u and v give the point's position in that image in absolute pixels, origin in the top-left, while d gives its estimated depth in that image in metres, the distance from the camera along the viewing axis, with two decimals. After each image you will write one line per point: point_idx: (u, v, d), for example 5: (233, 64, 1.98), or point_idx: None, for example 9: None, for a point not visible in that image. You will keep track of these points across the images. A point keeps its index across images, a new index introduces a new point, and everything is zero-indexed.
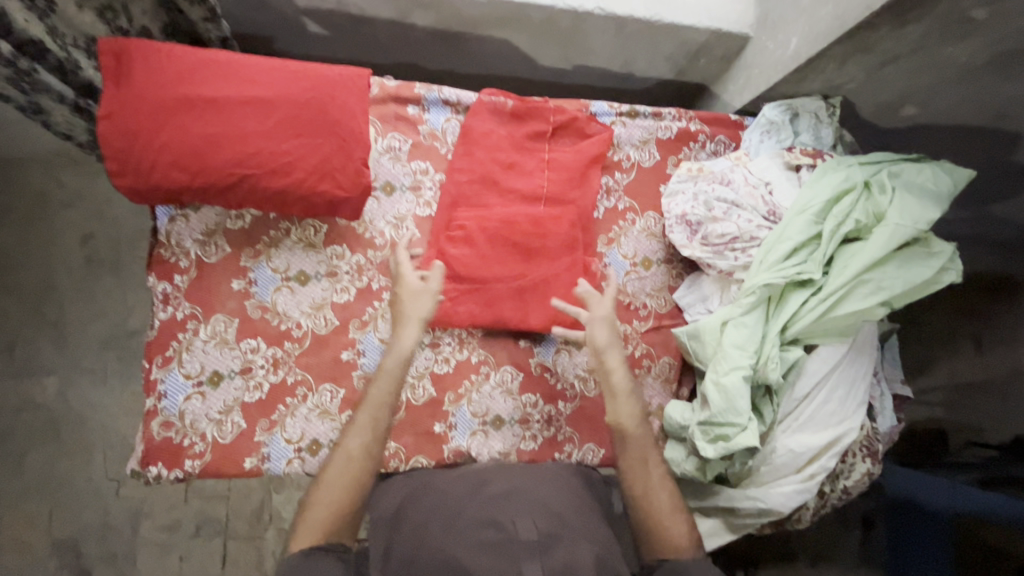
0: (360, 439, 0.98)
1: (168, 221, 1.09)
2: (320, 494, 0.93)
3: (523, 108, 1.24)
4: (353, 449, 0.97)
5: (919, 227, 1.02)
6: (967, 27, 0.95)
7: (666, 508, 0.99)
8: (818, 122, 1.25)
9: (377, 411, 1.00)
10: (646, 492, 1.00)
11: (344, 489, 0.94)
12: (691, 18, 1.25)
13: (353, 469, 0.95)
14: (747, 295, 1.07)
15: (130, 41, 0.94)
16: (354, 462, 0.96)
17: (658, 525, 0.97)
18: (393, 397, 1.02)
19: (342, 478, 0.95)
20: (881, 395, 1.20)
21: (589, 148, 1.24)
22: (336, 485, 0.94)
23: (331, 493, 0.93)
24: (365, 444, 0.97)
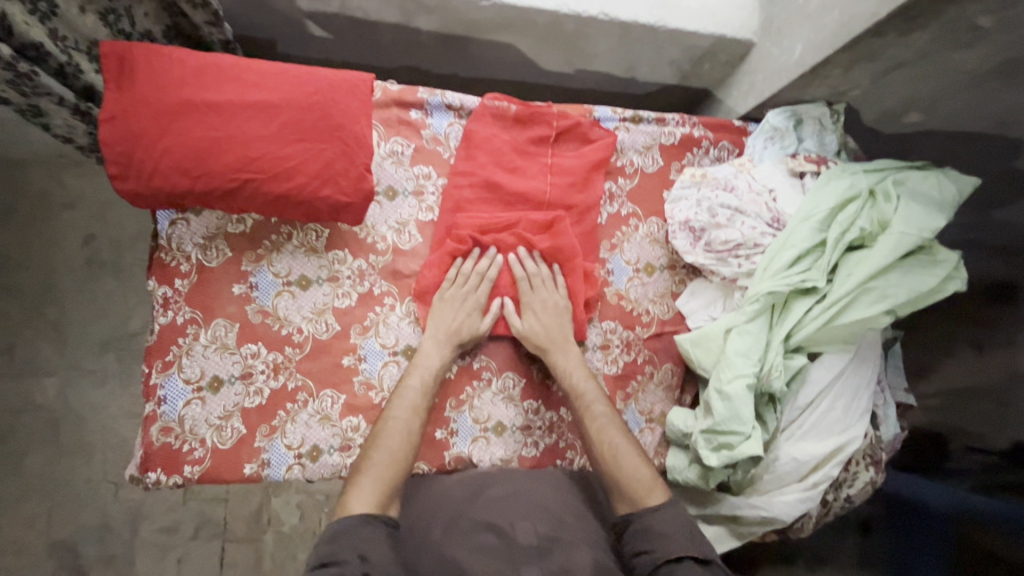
0: (410, 407, 1.03)
1: (168, 225, 1.08)
2: (375, 457, 0.96)
3: (526, 112, 1.23)
4: (405, 418, 1.01)
5: (925, 235, 1.01)
6: (975, 34, 0.94)
7: (625, 458, 1.01)
8: (822, 129, 1.25)
9: (424, 387, 1.06)
10: (608, 446, 1.03)
11: (398, 456, 0.97)
12: (695, 24, 1.25)
13: (406, 438, 0.99)
14: (751, 302, 1.07)
15: (132, 45, 0.93)
16: (406, 430, 1.00)
17: (628, 481, 0.99)
18: (435, 373, 1.07)
19: (400, 446, 0.98)
20: (884, 404, 1.19)
21: (593, 153, 1.24)
22: (395, 453, 0.97)
23: (385, 458, 0.96)
24: (415, 415, 1.02)
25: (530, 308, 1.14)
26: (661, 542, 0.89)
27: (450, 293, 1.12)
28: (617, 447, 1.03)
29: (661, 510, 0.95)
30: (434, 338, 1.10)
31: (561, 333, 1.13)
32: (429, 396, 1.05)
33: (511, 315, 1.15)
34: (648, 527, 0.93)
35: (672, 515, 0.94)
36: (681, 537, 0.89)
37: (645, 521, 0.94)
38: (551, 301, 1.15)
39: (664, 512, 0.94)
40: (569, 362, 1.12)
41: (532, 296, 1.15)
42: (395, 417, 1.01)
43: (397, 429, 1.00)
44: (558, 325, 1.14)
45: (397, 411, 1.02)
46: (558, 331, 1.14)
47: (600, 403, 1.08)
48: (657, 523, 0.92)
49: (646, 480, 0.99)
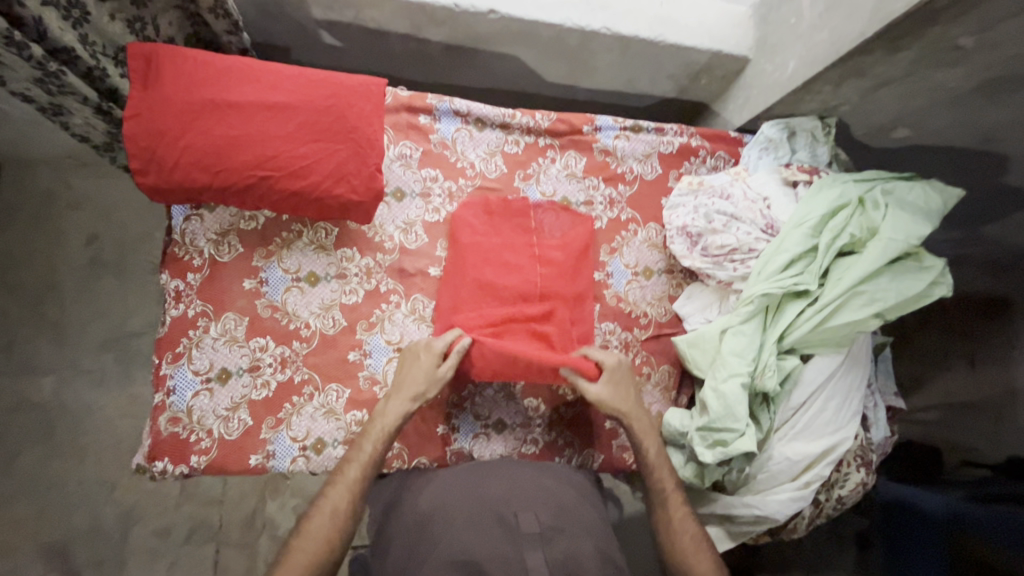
0: (345, 487, 1.00)
1: (183, 219, 1.11)
2: (297, 542, 0.96)
3: (501, 206, 1.23)
4: (336, 500, 0.99)
5: (912, 242, 1.05)
6: (955, 54, 1.00)
7: (695, 548, 1.05)
8: (814, 141, 1.30)
9: (371, 459, 1.02)
10: (684, 535, 1.06)
11: (332, 533, 0.97)
12: (693, 39, 1.31)
13: (335, 513, 0.99)
14: (745, 304, 1.11)
15: (159, 46, 0.98)
16: (334, 512, 0.99)
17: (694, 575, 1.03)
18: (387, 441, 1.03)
19: (321, 528, 0.97)
20: (875, 406, 1.22)
21: (577, 239, 1.24)
22: (315, 536, 0.97)
23: (311, 543, 0.96)
24: (357, 487, 1.01)
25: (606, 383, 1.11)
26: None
27: (414, 349, 1.09)
28: (695, 538, 1.06)
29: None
30: (393, 400, 1.06)
31: (630, 409, 1.11)
32: (367, 471, 1.01)
33: (584, 383, 1.10)
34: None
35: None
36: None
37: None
38: (622, 381, 1.12)
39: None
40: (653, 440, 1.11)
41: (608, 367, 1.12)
42: (330, 500, 0.99)
43: (325, 515, 0.98)
44: (625, 399, 1.11)
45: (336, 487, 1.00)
46: (630, 404, 1.11)
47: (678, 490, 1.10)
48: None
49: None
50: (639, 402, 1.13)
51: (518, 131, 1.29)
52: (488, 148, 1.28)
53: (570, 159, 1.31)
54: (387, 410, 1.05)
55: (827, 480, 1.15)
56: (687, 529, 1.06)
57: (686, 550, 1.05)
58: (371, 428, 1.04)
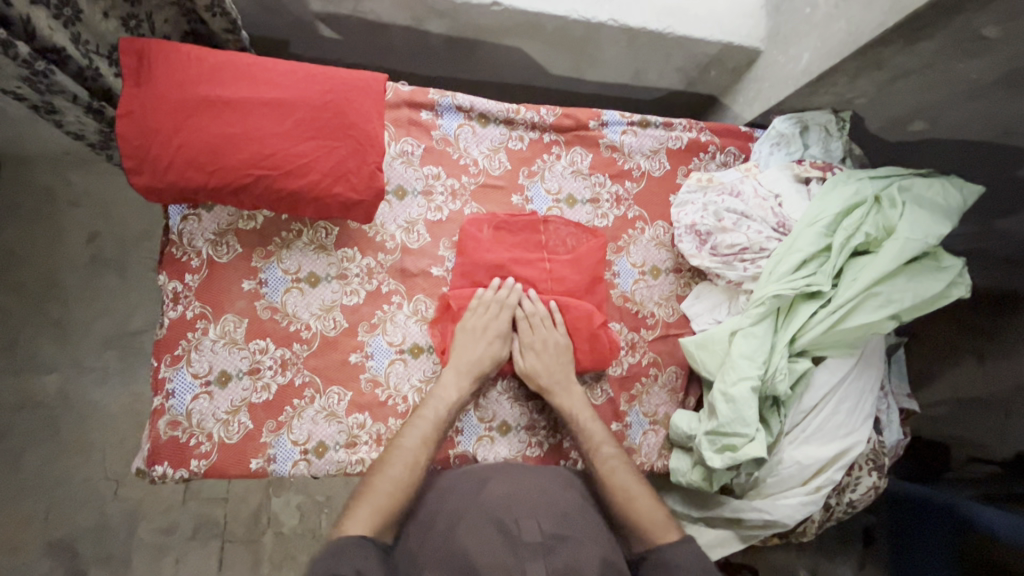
0: (411, 450, 1.01)
1: (180, 220, 1.09)
2: (377, 485, 0.95)
3: (512, 220, 1.19)
4: (412, 450, 1.00)
5: (929, 241, 1.02)
6: (980, 44, 0.96)
7: (637, 494, 1.00)
8: (827, 135, 1.26)
9: (438, 420, 1.05)
10: (618, 482, 1.01)
11: (402, 484, 0.96)
12: (702, 31, 1.27)
13: (411, 466, 0.99)
14: (756, 305, 1.08)
15: (153, 42, 0.95)
16: (411, 462, 0.99)
17: (643, 521, 0.96)
18: (450, 408, 1.07)
19: (403, 478, 0.97)
20: (888, 409, 1.19)
21: (588, 257, 1.20)
22: (397, 483, 0.96)
23: (387, 487, 0.95)
24: (424, 444, 1.02)
25: (530, 348, 1.13)
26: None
27: (471, 324, 1.12)
28: (630, 486, 1.01)
29: (677, 545, 0.91)
30: (457, 372, 1.09)
31: (563, 373, 1.13)
32: (440, 430, 1.04)
33: (515, 355, 1.14)
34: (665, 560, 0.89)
35: (686, 551, 0.90)
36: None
37: (659, 554, 0.90)
38: (552, 345, 1.14)
39: (682, 548, 0.90)
40: (574, 399, 1.12)
41: (533, 336, 1.13)
42: (403, 447, 1.01)
43: (401, 460, 0.99)
44: (559, 365, 1.13)
45: (401, 444, 1.01)
46: (559, 372, 1.13)
47: (608, 442, 1.07)
48: (675, 554, 0.89)
49: (660, 522, 0.96)
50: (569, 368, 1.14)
51: (522, 127, 1.26)
52: (493, 144, 1.25)
53: (576, 155, 1.28)
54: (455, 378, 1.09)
55: (839, 484, 1.13)
56: (617, 477, 1.02)
57: (619, 497, 1.00)
58: (433, 397, 1.07)
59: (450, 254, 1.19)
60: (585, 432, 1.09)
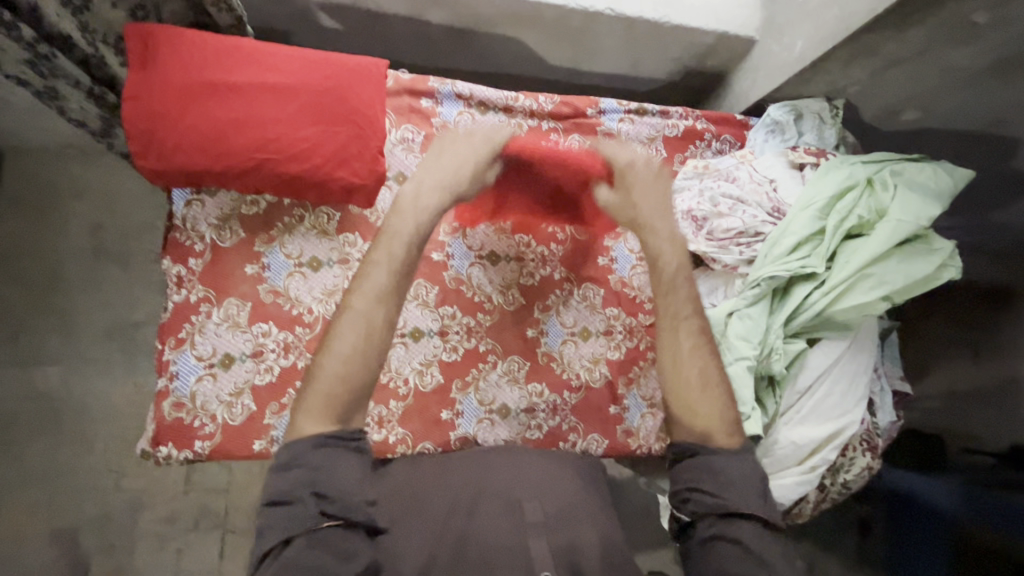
0: (365, 302, 0.87)
1: (184, 205, 1.10)
2: (324, 365, 0.82)
3: None
4: (364, 312, 0.86)
5: (921, 223, 1.04)
6: (972, 30, 0.99)
7: (712, 384, 0.98)
8: (821, 123, 1.28)
9: (393, 268, 0.90)
10: (695, 364, 1.00)
11: (354, 362, 0.84)
12: (699, 20, 1.29)
13: (365, 338, 0.85)
14: (751, 287, 1.10)
15: (159, 28, 0.96)
16: (364, 321, 0.86)
17: (707, 418, 0.96)
18: (414, 241, 0.93)
19: (354, 348, 0.84)
20: (882, 391, 1.21)
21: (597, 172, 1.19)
22: (348, 359, 0.83)
23: (338, 367, 0.82)
24: (380, 305, 0.87)
25: (628, 183, 1.08)
26: (733, 493, 0.88)
27: (454, 145, 1.01)
28: (707, 372, 0.99)
29: (736, 455, 0.92)
30: (427, 193, 0.97)
31: (660, 203, 1.08)
32: (397, 276, 0.89)
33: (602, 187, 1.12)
34: (715, 468, 0.90)
35: (743, 464, 0.91)
36: (754, 498, 0.88)
37: (709, 459, 0.91)
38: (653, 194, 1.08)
39: (734, 461, 0.91)
40: (674, 255, 1.07)
41: (630, 176, 1.08)
42: (354, 308, 0.86)
43: (352, 325, 0.85)
44: (658, 200, 1.08)
45: (352, 312, 0.86)
46: (657, 208, 1.08)
47: (695, 316, 1.03)
48: (734, 471, 0.90)
49: (727, 423, 0.95)
50: (665, 197, 1.08)
51: (521, 114, 1.28)
52: None
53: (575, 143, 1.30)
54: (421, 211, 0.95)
55: (833, 464, 1.15)
56: (684, 375, 0.99)
57: (694, 383, 0.98)
58: (386, 245, 0.91)
59: (450, 240, 1.21)
60: (673, 293, 1.04)
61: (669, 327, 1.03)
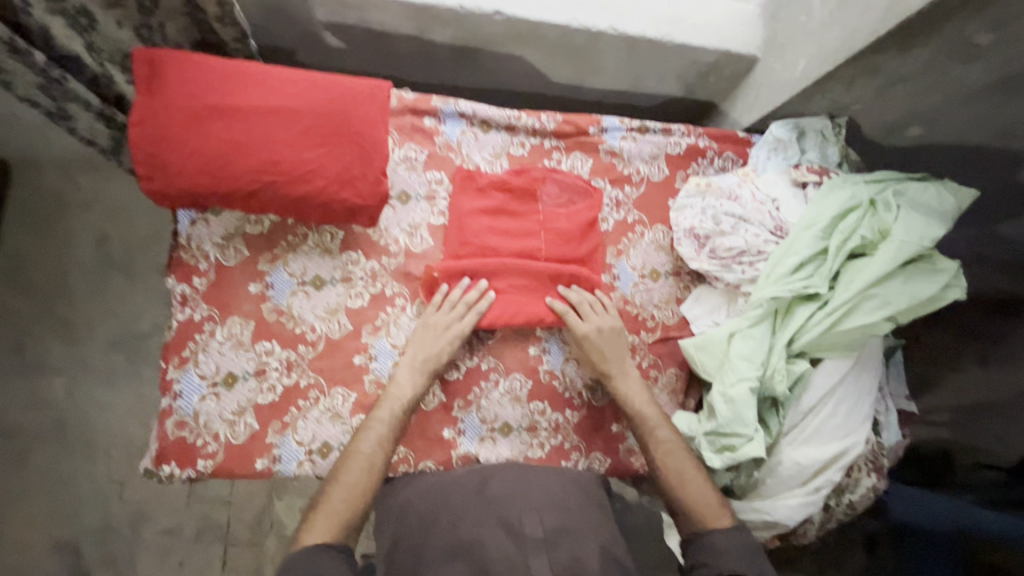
0: (375, 441, 1.02)
1: (189, 225, 1.12)
2: (333, 492, 0.97)
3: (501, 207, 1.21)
4: (369, 452, 1.01)
5: (925, 244, 1.04)
6: (974, 50, 0.98)
7: (691, 483, 1.04)
8: (824, 141, 1.29)
9: (393, 420, 1.05)
10: (672, 469, 1.06)
11: (359, 491, 0.97)
12: (701, 39, 1.30)
13: (367, 469, 0.99)
14: (754, 307, 1.09)
15: (166, 51, 0.98)
16: (369, 464, 1.00)
17: (696, 508, 1.02)
18: (405, 406, 1.06)
19: (359, 479, 0.98)
20: (887, 410, 1.21)
21: (583, 213, 1.24)
22: (353, 488, 0.97)
23: (344, 494, 0.96)
24: (381, 447, 1.02)
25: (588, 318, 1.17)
26: (721, 559, 0.95)
27: (434, 320, 1.12)
28: (684, 470, 1.05)
29: (730, 534, 0.98)
30: (413, 368, 1.09)
31: (616, 353, 1.16)
32: (395, 427, 1.04)
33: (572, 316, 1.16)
34: (711, 545, 0.98)
35: (737, 540, 0.97)
36: (739, 559, 0.94)
37: (709, 540, 0.98)
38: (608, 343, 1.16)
39: (732, 538, 0.98)
40: (636, 390, 1.14)
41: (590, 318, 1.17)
42: (361, 451, 1.01)
43: (359, 463, 0.99)
44: (612, 344, 1.16)
45: (358, 454, 1.00)
46: (614, 350, 1.16)
47: (663, 425, 1.10)
48: (722, 542, 0.97)
49: (714, 506, 1.02)
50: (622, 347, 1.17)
51: (523, 133, 1.29)
52: (495, 149, 1.27)
53: (576, 161, 1.30)
54: (411, 367, 1.09)
55: (837, 485, 1.13)
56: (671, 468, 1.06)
57: (673, 480, 1.05)
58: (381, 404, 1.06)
59: None
60: (639, 418, 1.12)
61: (646, 436, 1.10)
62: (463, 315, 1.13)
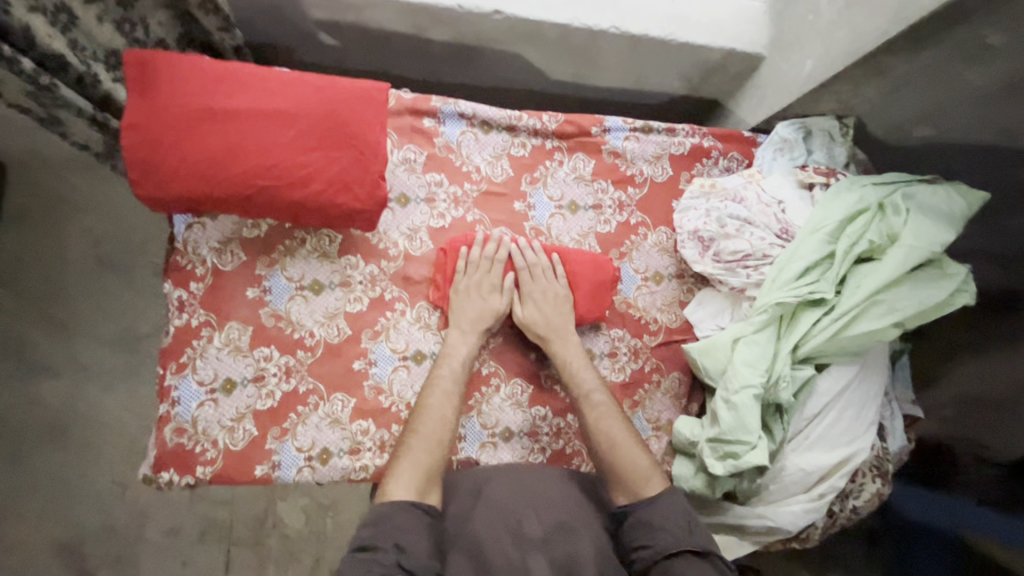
0: (444, 394, 1.05)
1: (185, 228, 1.10)
2: (415, 443, 0.98)
3: (509, 218, 1.23)
4: (437, 405, 1.03)
5: (934, 249, 1.02)
6: (985, 53, 0.96)
7: (629, 445, 1.03)
8: (831, 141, 1.25)
9: (455, 376, 1.08)
10: (612, 434, 1.05)
11: (434, 440, 0.99)
12: (705, 37, 1.27)
13: (440, 421, 1.01)
14: (759, 313, 1.08)
15: (158, 53, 0.96)
16: (440, 416, 1.02)
17: (631, 476, 1.00)
18: (464, 362, 1.10)
19: (434, 430, 1.00)
20: (892, 415, 1.19)
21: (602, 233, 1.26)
22: (430, 437, 0.99)
23: (422, 444, 0.98)
24: (448, 400, 1.05)
25: (527, 296, 1.16)
26: (660, 537, 0.91)
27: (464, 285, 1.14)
28: (614, 435, 1.04)
29: (664, 502, 0.96)
30: (464, 330, 1.12)
31: (562, 321, 1.16)
32: (460, 382, 1.08)
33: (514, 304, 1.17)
34: (648, 520, 0.94)
35: (670, 506, 0.95)
36: (676, 532, 0.91)
37: (645, 514, 0.95)
38: (555, 313, 1.16)
39: (666, 507, 0.95)
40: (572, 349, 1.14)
41: (532, 285, 1.17)
42: (430, 404, 1.03)
43: (431, 414, 1.02)
44: (559, 315, 1.16)
45: (429, 408, 1.03)
46: (558, 319, 1.16)
47: (600, 390, 1.10)
48: (655, 515, 0.94)
49: (643, 472, 1.00)
50: (563, 315, 1.16)
51: (524, 133, 1.26)
52: (495, 150, 1.25)
53: (579, 162, 1.28)
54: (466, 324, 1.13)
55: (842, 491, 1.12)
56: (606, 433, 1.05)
57: (603, 448, 1.04)
58: (445, 362, 1.09)
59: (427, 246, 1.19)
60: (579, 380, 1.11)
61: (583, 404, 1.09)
62: (500, 295, 1.16)
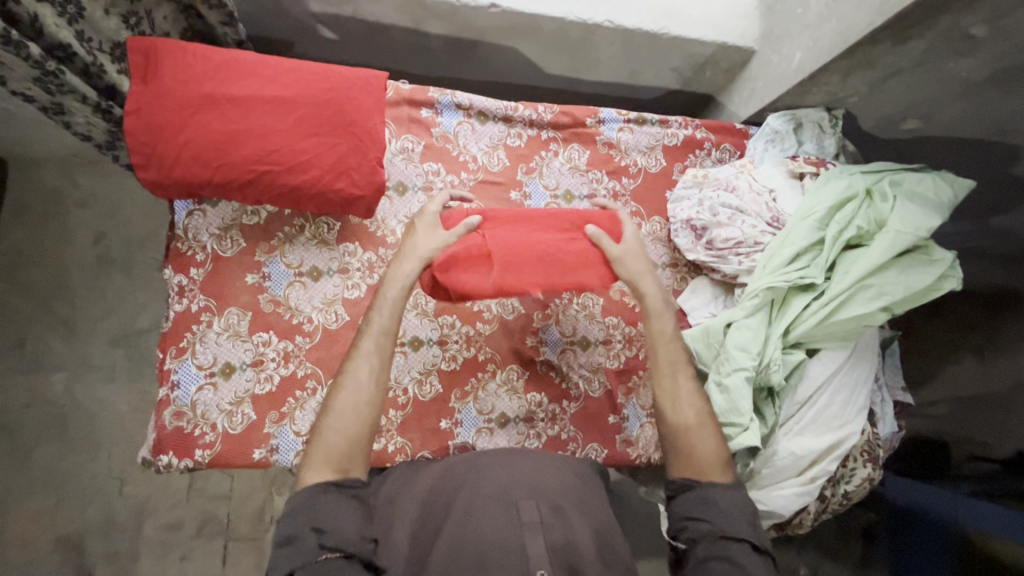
0: (365, 360, 0.99)
1: (185, 215, 1.12)
2: (326, 423, 0.94)
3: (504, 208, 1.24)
4: (358, 374, 0.98)
5: (921, 234, 1.04)
6: (969, 43, 0.98)
7: (704, 428, 1.02)
8: (821, 133, 1.28)
9: (384, 334, 1.01)
10: (689, 413, 1.03)
11: (355, 417, 0.95)
12: (697, 31, 1.29)
13: (361, 394, 0.97)
14: (750, 297, 1.09)
15: (158, 40, 0.98)
16: (362, 392, 0.97)
17: (705, 457, 1.00)
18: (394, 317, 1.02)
19: (351, 405, 0.96)
20: (882, 402, 1.21)
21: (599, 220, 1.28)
22: (343, 414, 0.95)
23: (336, 424, 0.94)
24: (370, 368, 0.99)
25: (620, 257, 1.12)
26: (718, 517, 0.93)
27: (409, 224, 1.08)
28: (697, 416, 1.02)
29: (726, 489, 0.97)
30: (398, 272, 1.05)
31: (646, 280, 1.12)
32: (385, 343, 1.01)
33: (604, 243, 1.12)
34: (711, 499, 0.95)
35: (738, 497, 0.96)
36: (741, 522, 0.92)
37: (704, 492, 0.96)
38: (638, 270, 1.12)
39: (730, 496, 0.96)
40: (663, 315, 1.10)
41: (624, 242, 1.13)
42: (350, 375, 0.98)
43: (351, 388, 0.97)
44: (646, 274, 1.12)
45: (351, 378, 0.97)
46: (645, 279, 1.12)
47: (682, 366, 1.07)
48: (722, 500, 0.95)
49: (715, 459, 1.00)
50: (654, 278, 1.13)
51: (520, 124, 1.29)
52: (491, 141, 1.27)
53: (574, 152, 1.30)
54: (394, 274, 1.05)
55: (833, 475, 1.14)
56: (683, 415, 1.02)
57: (681, 427, 1.02)
58: (371, 321, 1.02)
59: None
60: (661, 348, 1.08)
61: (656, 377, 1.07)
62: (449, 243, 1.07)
